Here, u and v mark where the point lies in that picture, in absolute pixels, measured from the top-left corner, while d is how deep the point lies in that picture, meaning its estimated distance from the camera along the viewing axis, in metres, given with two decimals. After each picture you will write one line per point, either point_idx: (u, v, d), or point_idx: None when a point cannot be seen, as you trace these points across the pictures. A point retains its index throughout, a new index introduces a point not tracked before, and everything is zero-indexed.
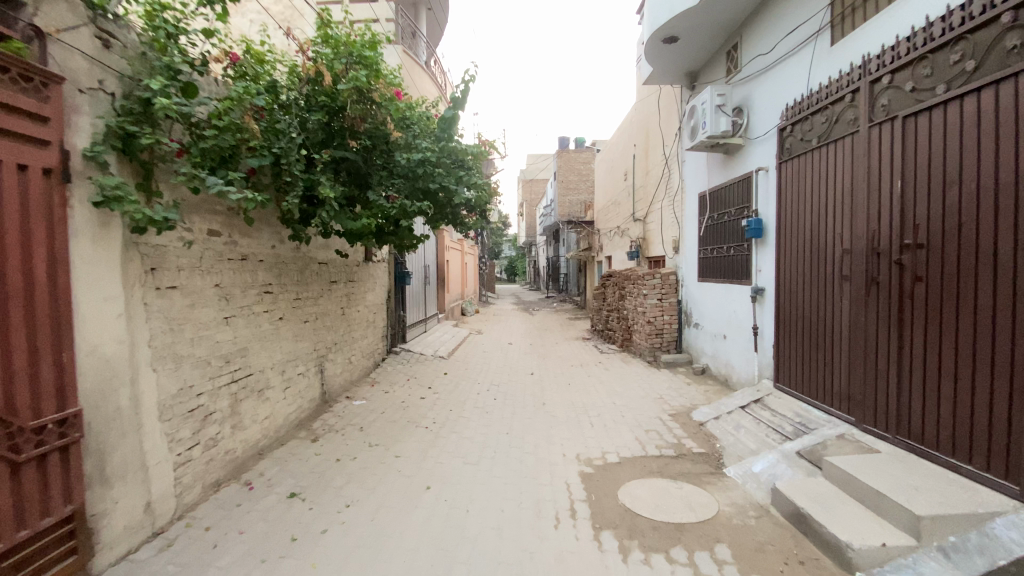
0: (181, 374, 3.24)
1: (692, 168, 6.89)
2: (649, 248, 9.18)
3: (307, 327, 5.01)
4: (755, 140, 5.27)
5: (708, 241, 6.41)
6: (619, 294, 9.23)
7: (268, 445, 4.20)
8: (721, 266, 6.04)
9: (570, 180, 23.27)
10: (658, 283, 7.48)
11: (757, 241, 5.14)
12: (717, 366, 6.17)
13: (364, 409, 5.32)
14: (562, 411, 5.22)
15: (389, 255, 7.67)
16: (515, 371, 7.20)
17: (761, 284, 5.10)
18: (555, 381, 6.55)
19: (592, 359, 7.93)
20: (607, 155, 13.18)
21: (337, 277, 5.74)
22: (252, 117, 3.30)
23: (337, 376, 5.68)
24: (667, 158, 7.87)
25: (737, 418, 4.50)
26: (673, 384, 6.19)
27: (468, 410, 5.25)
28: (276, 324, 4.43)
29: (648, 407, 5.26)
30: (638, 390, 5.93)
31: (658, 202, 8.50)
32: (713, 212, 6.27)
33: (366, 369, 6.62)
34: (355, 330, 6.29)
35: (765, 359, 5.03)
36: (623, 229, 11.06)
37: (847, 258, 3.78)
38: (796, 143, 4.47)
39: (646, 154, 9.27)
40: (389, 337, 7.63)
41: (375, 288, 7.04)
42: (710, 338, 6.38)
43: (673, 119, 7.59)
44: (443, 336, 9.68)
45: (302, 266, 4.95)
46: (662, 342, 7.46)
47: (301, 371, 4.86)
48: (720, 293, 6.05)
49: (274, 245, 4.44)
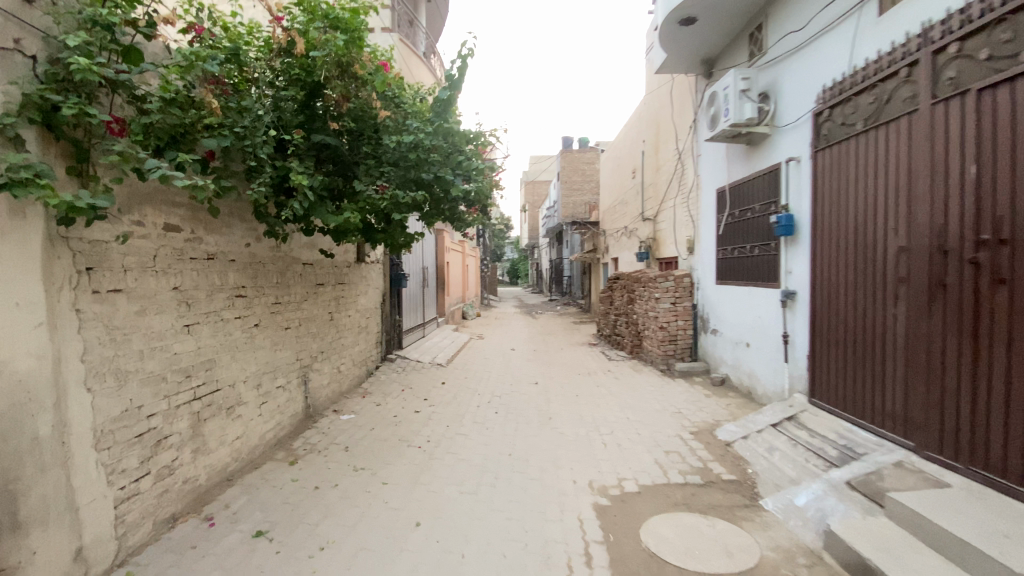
0: (126, 393, 2.76)
1: (710, 161, 6.38)
2: (659, 249, 8.68)
3: (287, 335, 4.51)
4: (784, 128, 4.75)
5: (728, 241, 5.90)
6: (628, 297, 8.71)
7: (238, 470, 3.70)
8: (743, 268, 5.53)
9: (575, 180, 22.79)
10: (671, 286, 6.97)
11: (788, 240, 4.62)
12: (738, 376, 5.65)
13: (352, 424, 4.81)
14: (571, 428, 4.72)
15: (384, 255, 7.17)
16: (518, 380, 6.69)
17: (792, 287, 4.58)
18: (562, 392, 6.04)
19: (601, 367, 7.41)
20: (614, 152, 12.71)
21: (324, 280, 5.24)
22: (210, 90, 2.80)
23: (324, 388, 5.18)
24: (681, 153, 7.37)
25: (770, 439, 3.99)
26: (691, 396, 5.67)
27: (467, 426, 4.74)
28: (250, 332, 3.94)
29: (666, 424, 4.75)
30: (653, 404, 5.40)
31: (671, 199, 7.99)
32: (733, 209, 5.77)
33: (358, 378, 6.12)
34: (345, 336, 5.79)
35: (796, 371, 4.51)
36: (631, 230, 10.56)
37: (905, 258, 3.26)
38: (835, 128, 3.97)
39: (656, 150, 8.76)
40: (384, 343, 7.13)
41: (368, 291, 6.55)
42: (730, 346, 5.85)
43: (687, 111, 7.10)
44: (442, 341, 9.17)
45: (283, 267, 4.45)
46: (676, 350, 6.94)
47: (280, 384, 4.36)
48: (742, 297, 5.54)
49: (249, 243, 3.95)
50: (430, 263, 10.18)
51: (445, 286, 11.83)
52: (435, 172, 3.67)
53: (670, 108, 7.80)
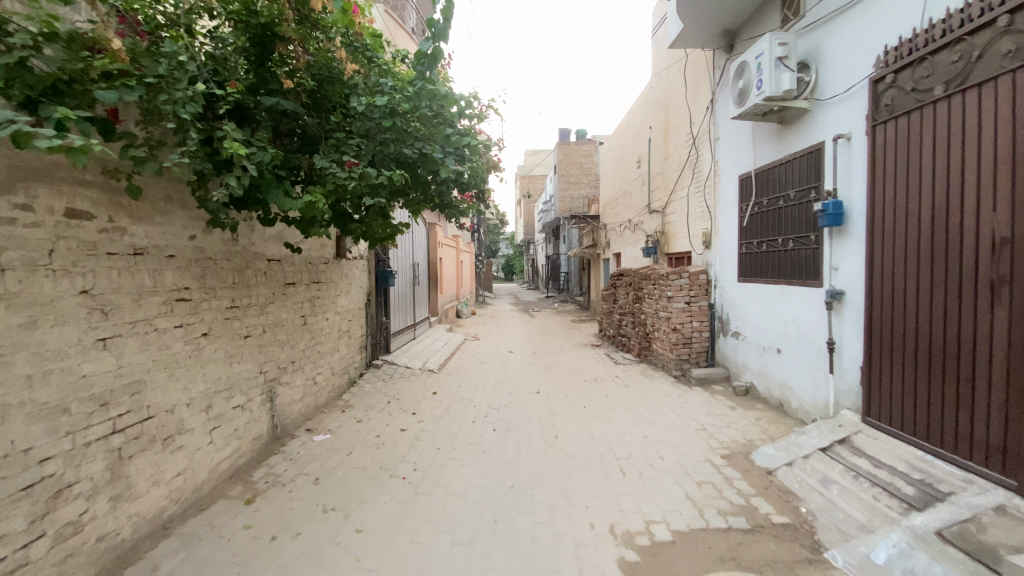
0: (4, 434, 2.07)
1: (731, 145, 5.73)
2: (668, 244, 8.03)
3: (247, 344, 3.81)
4: (827, 101, 4.10)
5: (753, 233, 5.25)
6: (634, 295, 8.05)
7: (178, 515, 3.01)
8: (772, 264, 4.89)
9: (573, 173, 22.08)
10: (685, 283, 6.31)
11: (833, 230, 3.97)
12: (766, 386, 5.01)
13: (326, 446, 4.12)
14: (582, 450, 4.04)
15: (368, 251, 6.44)
16: (517, 389, 6.01)
17: (838, 285, 3.93)
18: (568, 403, 5.36)
19: (608, 373, 6.74)
20: (616, 141, 12.03)
21: (295, 278, 4.54)
22: (111, 28, 2.09)
23: (295, 403, 4.48)
24: (696, 137, 6.70)
25: (822, 468, 3.34)
26: (714, 408, 5.01)
27: (461, 450, 4.05)
28: (196, 343, 3.25)
29: (691, 444, 4.10)
30: (672, 418, 4.76)
31: (681, 189, 7.33)
32: (761, 197, 5.11)
33: (337, 389, 5.42)
34: (322, 342, 5.08)
35: (843, 383, 3.89)
36: (636, 223, 9.88)
37: (1007, 250, 2.61)
38: (903, 96, 3.31)
39: (665, 136, 8.10)
40: (369, 348, 6.42)
41: (348, 290, 5.82)
42: (756, 351, 5.21)
43: (704, 90, 6.41)
44: (434, 344, 8.48)
45: (240, 264, 3.74)
46: (691, 354, 6.30)
47: (238, 404, 3.67)
48: (771, 296, 4.91)
49: (194, 235, 3.25)
50: (421, 260, 9.45)
51: (438, 283, 11.12)
52: (419, 148, 3.11)
53: (683, 88, 7.11)
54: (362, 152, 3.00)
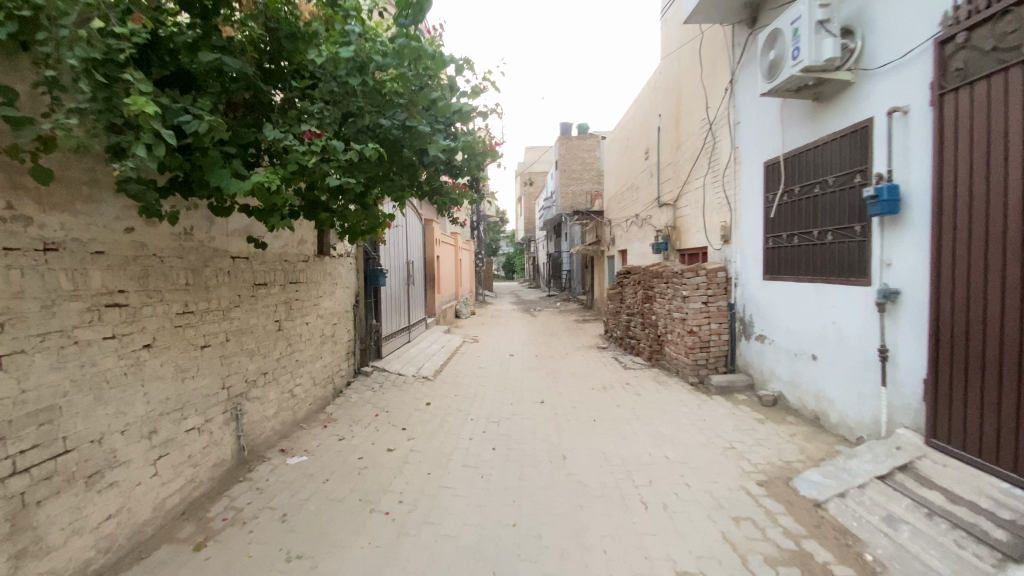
0: None
1: (754, 128, 5.19)
2: (680, 240, 7.48)
3: (206, 355, 3.27)
4: (875, 71, 3.55)
5: (781, 225, 4.71)
6: (644, 295, 7.49)
7: (109, 567, 2.48)
8: (805, 260, 4.35)
9: (574, 169, 21.52)
10: (702, 281, 5.76)
11: (885, 220, 3.43)
12: (798, 397, 4.47)
13: (299, 472, 3.57)
14: (596, 476, 3.49)
15: (355, 247, 5.88)
16: (519, 398, 5.46)
17: (892, 284, 3.39)
18: (576, 415, 4.81)
19: (618, 379, 6.18)
20: (621, 133, 11.45)
21: (267, 279, 4.00)
22: None
23: (267, 421, 3.94)
24: (713, 122, 6.13)
25: (884, 502, 2.81)
26: (740, 421, 4.46)
27: (455, 476, 3.51)
28: (136, 357, 2.71)
29: (720, 468, 3.55)
30: (694, 433, 4.21)
31: (695, 179, 6.77)
32: (790, 185, 4.57)
33: (319, 402, 4.87)
34: (300, 350, 4.53)
35: (899, 398, 3.35)
36: (644, 218, 9.31)
37: None
38: (978, 56, 2.78)
39: (676, 123, 7.54)
40: (357, 354, 5.87)
41: (332, 291, 5.27)
42: (786, 357, 4.67)
43: (722, 70, 5.86)
44: (430, 347, 7.92)
45: (196, 262, 3.20)
46: (709, 359, 5.75)
47: (192, 426, 3.13)
48: (802, 295, 4.38)
49: (132, 227, 2.71)
50: (416, 258, 8.91)
51: (435, 282, 10.57)
52: (401, 120, 2.65)
53: (698, 70, 6.55)
54: (325, 120, 2.56)
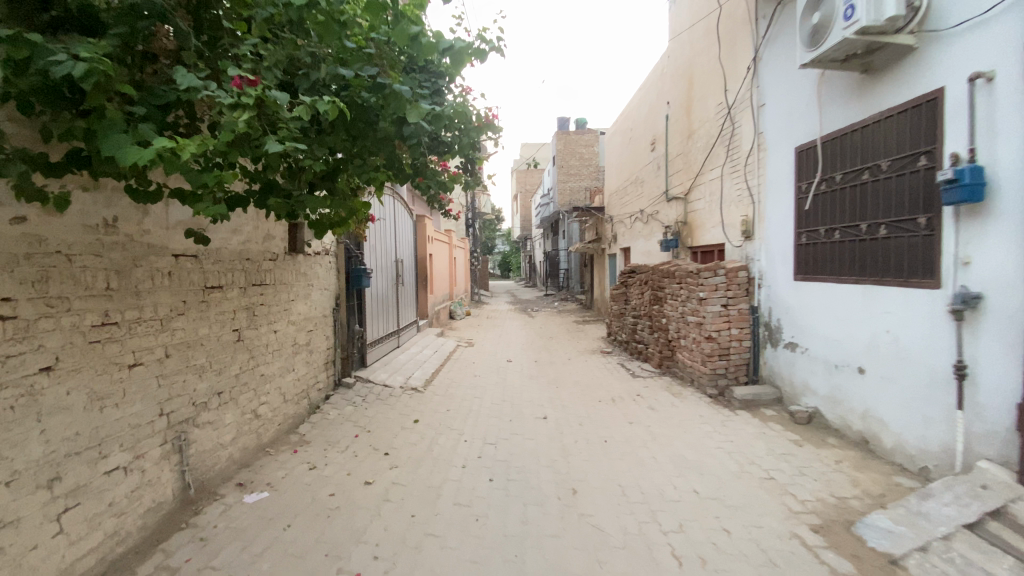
0: None
1: (784, 110, 4.60)
2: (691, 236, 6.90)
3: (135, 376, 2.65)
4: (948, 32, 2.96)
5: (818, 218, 4.13)
6: (653, 296, 6.89)
7: None
8: (848, 258, 3.79)
9: (571, 164, 20.93)
10: (722, 282, 5.18)
11: (962, 210, 2.85)
12: (839, 415, 3.90)
13: (256, 514, 2.95)
14: (615, 518, 2.89)
15: (334, 244, 5.25)
16: (518, 413, 4.85)
17: (973, 287, 2.81)
18: (584, 435, 4.21)
19: (628, 390, 5.57)
20: (623, 124, 10.86)
21: (222, 281, 3.38)
22: None
23: (222, 449, 3.32)
24: (732, 107, 5.55)
25: (982, 562, 2.23)
26: (773, 443, 3.87)
27: (444, 519, 2.90)
28: (29, 384, 2.09)
29: (762, 507, 2.96)
30: (724, 459, 3.62)
31: (710, 170, 6.19)
32: (830, 172, 3.98)
33: (291, 421, 4.25)
34: (266, 362, 3.91)
35: (981, 426, 2.77)
36: (650, 213, 8.71)
37: None
38: None
39: (687, 110, 6.94)
40: (337, 363, 5.24)
41: (308, 294, 4.64)
42: (823, 369, 4.09)
43: (743, 47, 5.27)
44: (420, 353, 7.29)
45: (122, 261, 2.58)
46: (729, 368, 5.16)
47: (116, 465, 2.52)
48: (845, 299, 3.80)
49: (23, 216, 2.09)
50: (406, 256, 8.28)
51: (427, 282, 9.94)
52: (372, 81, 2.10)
53: (715, 49, 5.96)
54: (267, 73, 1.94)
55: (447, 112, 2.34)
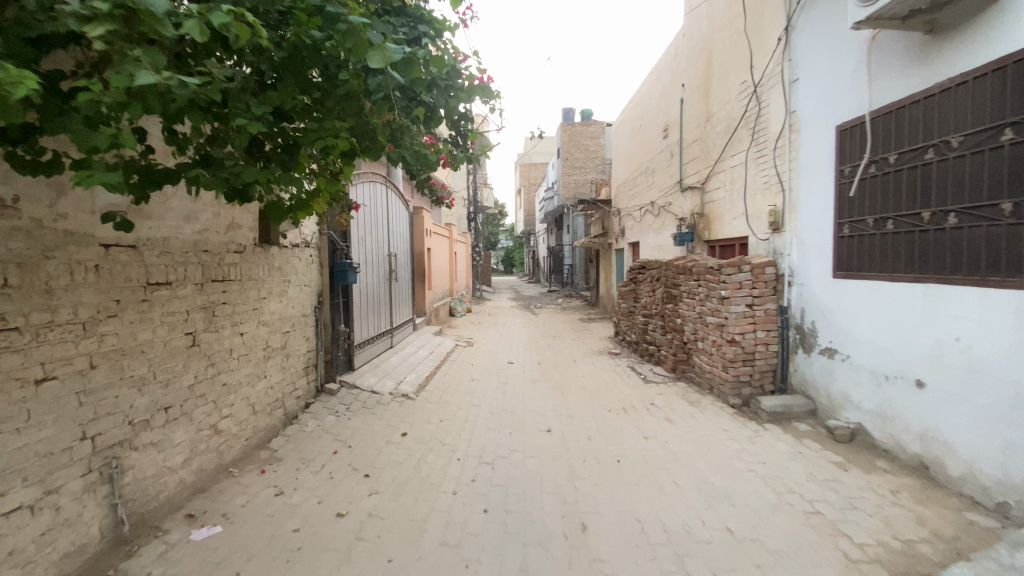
0: None
1: (822, 84, 4.05)
2: (709, 229, 6.35)
3: (45, 394, 2.15)
4: None
5: (865, 207, 3.59)
6: (666, 293, 6.35)
7: None
8: (904, 252, 3.26)
9: (577, 157, 20.35)
10: (746, 279, 4.65)
11: None
12: (890, 434, 3.37)
13: (201, 558, 2.45)
14: (634, 567, 2.37)
15: (316, 235, 4.74)
16: (520, 425, 4.33)
17: None
18: (594, 453, 3.69)
19: (640, 398, 5.05)
20: (633, 112, 10.29)
21: (171, 276, 2.87)
22: None
23: (169, 474, 2.82)
24: (759, 85, 5.00)
25: None
26: (814, 466, 3.34)
27: (427, 566, 2.39)
28: None
29: (813, 552, 2.44)
30: (758, 486, 3.11)
31: (731, 156, 5.64)
32: (882, 152, 3.44)
33: (261, 435, 3.75)
34: (230, 370, 3.40)
35: None
36: (663, 205, 8.15)
37: None
38: None
39: (705, 91, 6.38)
40: (319, 367, 4.74)
41: (283, 290, 4.14)
42: (869, 380, 3.56)
43: (772, 15, 4.71)
44: (415, 354, 6.78)
45: (26, 252, 2.08)
46: (754, 375, 4.64)
47: (15, 505, 2.02)
48: (901, 300, 3.26)
49: None
50: (401, 249, 7.77)
51: (424, 278, 9.42)
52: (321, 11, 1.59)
53: (739, 21, 5.39)
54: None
55: (422, 57, 1.79)
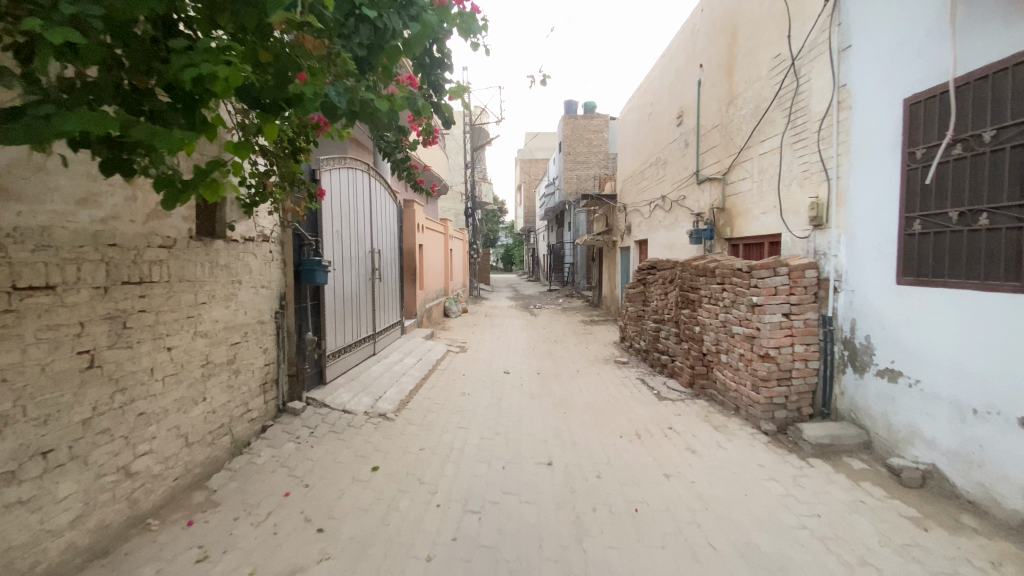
0: None
1: (885, 50, 3.34)
2: (731, 226, 5.64)
3: None
4: None
5: (948, 197, 2.90)
6: (682, 297, 5.66)
7: None
8: (1004, 253, 2.57)
9: (580, 151, 19.61)
10: (783, 283, 3.96)
11: None
12: (979, 483, 2.67)
13: None
14: None
15: (278, 227, 4.05)
16: (515, 457, 3.63)
17: None
18: (607, 498, 3.00)
19: (656, 420, 4.36)
20: (642, 100, 9.57)
21: (54, 278, 2.16)
22: None
23: (46, 540, 2.12)
24: (798, 58, 4.30)
25: None
26: (884, 522, 2.65)
27: None
28: None
29: None
30: (819, 551, 2.42)
31: (761, 141, 4.93)
32: (973, 130, 2.76)
33: (197, 472, 3.05)
34: (150, 395, 2.71)
35: None
36: (676, 200, 7.43)
37: None
38: None
39: (729, 69, 5.66)
40: (281, 383, 4.05)
41: (231, 294, 3.43)
42: (948, 413, 2.86)
43: None
44: (400, 362, 6.09)
45: None
46: (790, 396, 3.97)
47: None
48: (999, 315, 2.57)
49: None
50: (387, 246, 7.05)
51: (415, 277, 8.71)
52: None
53: None
54: None
55: None
